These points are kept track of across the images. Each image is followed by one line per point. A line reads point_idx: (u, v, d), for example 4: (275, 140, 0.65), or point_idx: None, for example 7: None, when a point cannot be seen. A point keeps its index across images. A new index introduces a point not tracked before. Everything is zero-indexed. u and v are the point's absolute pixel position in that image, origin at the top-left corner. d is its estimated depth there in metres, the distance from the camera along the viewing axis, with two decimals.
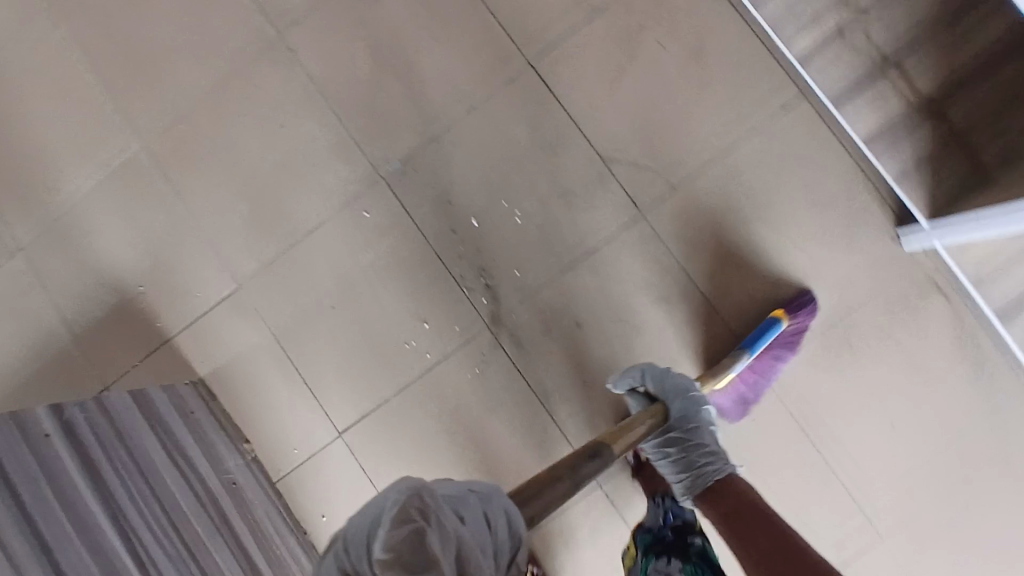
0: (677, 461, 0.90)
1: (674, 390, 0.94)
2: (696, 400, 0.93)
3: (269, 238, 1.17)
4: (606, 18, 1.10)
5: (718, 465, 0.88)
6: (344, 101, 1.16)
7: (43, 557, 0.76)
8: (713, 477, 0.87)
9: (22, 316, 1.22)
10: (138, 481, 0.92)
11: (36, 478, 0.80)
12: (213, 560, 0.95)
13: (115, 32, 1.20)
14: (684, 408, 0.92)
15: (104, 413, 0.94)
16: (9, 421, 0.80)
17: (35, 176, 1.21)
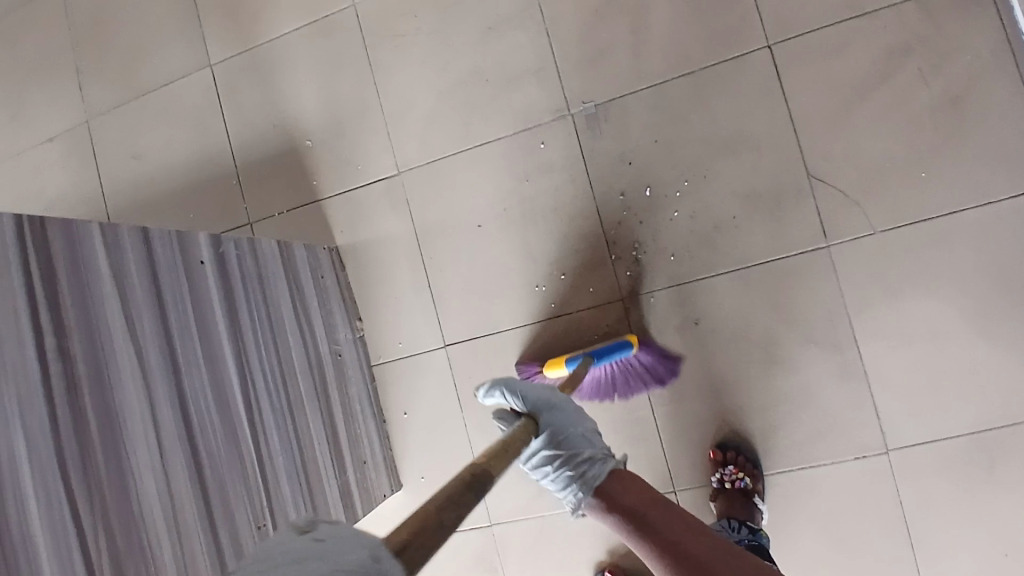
0: (561, 473, 0.80)
1: (543, 404, 0.84)
2: (563, 411, 0.84)
3: (442, 138, 1.16)
4: (870, 29, 1.00)
5: (599, 460, 0.80)
6: (561, 26, 1.10)
7: (173, 378, 0.77)
8: (594, 475, 0.78)
9: (200, 133, 1.28)
10: (265, 329, 0.95)
11: (184, 300, 0.81)
12: (306, 422, 0.99)
13: None
14: (555, 421, 0.83)
15: (253, 256, 0.96)
16: (174, 239, 0.81)
17: (250, 5, 1.25)
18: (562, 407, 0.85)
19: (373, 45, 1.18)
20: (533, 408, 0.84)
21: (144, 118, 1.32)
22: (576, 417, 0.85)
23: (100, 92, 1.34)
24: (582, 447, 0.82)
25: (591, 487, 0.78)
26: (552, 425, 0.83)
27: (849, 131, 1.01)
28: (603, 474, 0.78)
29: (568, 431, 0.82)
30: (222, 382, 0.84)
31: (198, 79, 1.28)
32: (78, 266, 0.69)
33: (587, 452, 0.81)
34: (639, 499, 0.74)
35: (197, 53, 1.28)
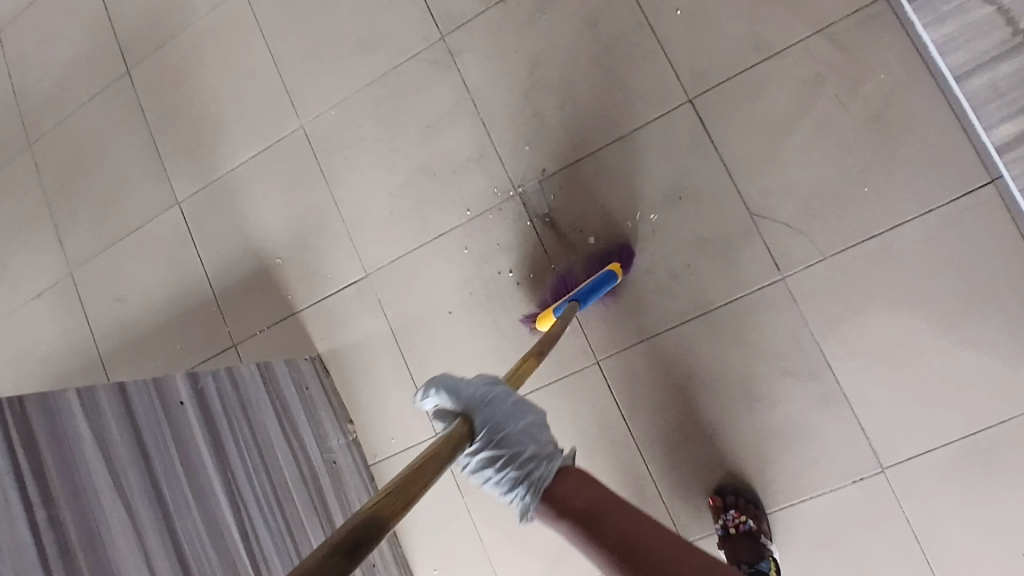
0: (502, 476, 0.68)
1: (476, 400, 0.69)
2: (499, 405, 0.69)
3: (402, 235, 1.21)
4: (782, 68, 1.04)
5: (544, 457, 0.69)
6: (495, 113, 1.16)
7: (165, 524, 0.79)
8: (541, 476, 0.68)
9: (175, 267, 1.34)
10: (253, 455, 0.98)
11: (168, 444, 0.84)
12: (306, 536, 1.00)
13: (296, 17, 1.26)
14: (491, 417, 0.68)
15: (232, 385, 1.00)
16: (149, 388, 0.85)
17: (205, 141, 1.32)
18: (494, 401, 0.69)
19: (323, 160, 1.25)
20: (463, 400, 0.69)
21: (121, 261, 1.38)
22: (517, 411, 0.70)
23: (79, 243, 1.41)
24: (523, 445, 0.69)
25: (537, 487, 0.67)
26: (489, 422, 0.69)
27: (783, 166, 1.05)
28: (552, 474, 0.68)
29: (501, 422, 0.69)
30: (219, 531, 0.86)
31: (167, 217, 1.35)
32: (59, 438, 0.72)
33: (531, 448, 0.69)
34: (590, 499, 0.65)
35: (162, 192, 1.35)
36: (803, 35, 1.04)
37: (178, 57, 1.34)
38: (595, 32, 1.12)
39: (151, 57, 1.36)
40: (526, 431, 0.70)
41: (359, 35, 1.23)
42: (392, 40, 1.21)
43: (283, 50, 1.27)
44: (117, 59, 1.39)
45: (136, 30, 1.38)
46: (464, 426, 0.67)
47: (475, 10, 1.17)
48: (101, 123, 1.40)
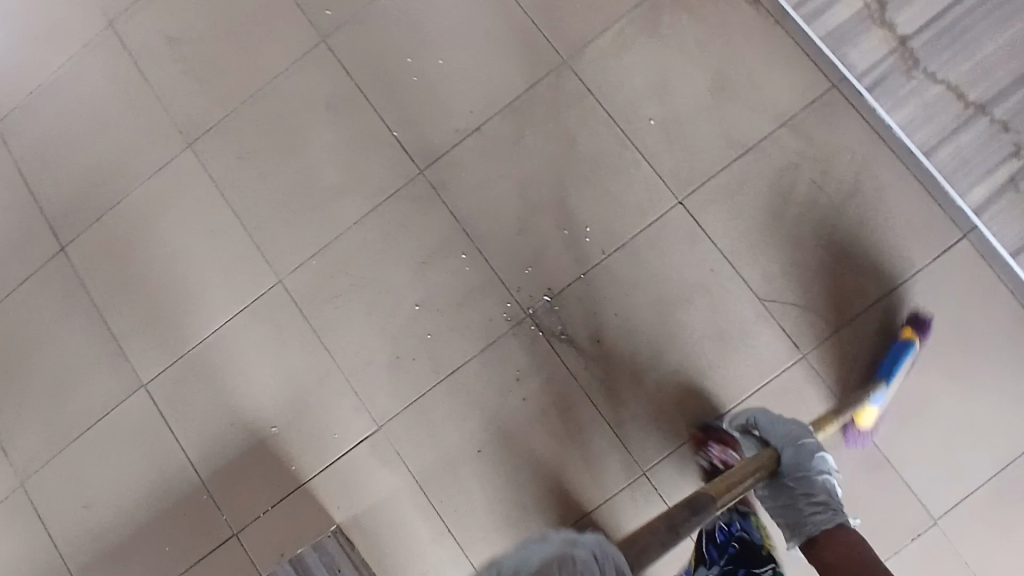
0: (772, 504, 0.89)
1: (789, 438, 0.90)
2: (812, 443, 0.89)
3: (412, 377, 1.15)
4: (759, 158, 1.10)
5: (822, 507, 0.83)
6: (489, 239, 1.15)
7: None
8: (822, 520, 0.82)
9: (149, 457, 1.18)
10: None
11: None
12: None
13: (256, 170, 1.21)
14: (792, 459, 0.89)
15: None
16: None
17: (168, 312, 1.21)
18: (807, 451, 0.89)
19: (312, 313, 1.17)
20: (775, 441, 0.92)
21: (81, 465, 1.20)
22: (792, 441, 0.90)
23: (25, 448, 1.23)
24: (811, 484, 0.86)
25: (813, 531, 0.82)
26: (791, 464, 0.89)
27: (780, 249, 1.09)
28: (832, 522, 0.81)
29: (802, 470, 0.88)
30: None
31: (133, 401, 1.20)
32: None
33: (823, 495, 0.85)
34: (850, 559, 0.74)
35: (123, 375, 1.20)
36: (771, 127, 1.10)
37: (127, 227, 1.24)
38: (575, 150, 1.15)
39: (92, 232, 1.25)
40: (816, 485, 0.86)
41: (331, 181, 1.19)
42: (370, 181, 1.18)
43: (248, 204, 1.21)
44: (51, 239, 1.26)
45: (69, 205, 1.26)
46: (769, 456, 0.90)
47: (451, 141, 1.17)
48: (39, 310, 1.25)
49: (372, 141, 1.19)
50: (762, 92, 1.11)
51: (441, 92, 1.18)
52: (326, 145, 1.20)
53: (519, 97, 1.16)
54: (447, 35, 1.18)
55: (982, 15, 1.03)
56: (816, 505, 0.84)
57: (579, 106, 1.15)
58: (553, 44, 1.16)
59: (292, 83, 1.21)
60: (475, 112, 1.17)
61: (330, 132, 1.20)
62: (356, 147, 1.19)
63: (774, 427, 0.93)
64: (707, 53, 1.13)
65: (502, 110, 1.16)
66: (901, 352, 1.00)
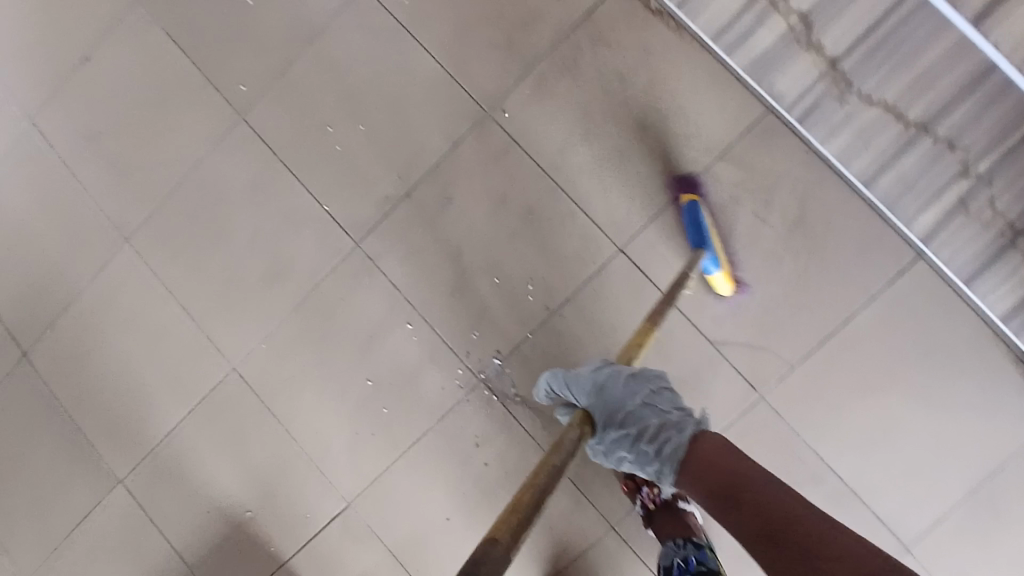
0: (634, 453, 0.80)
1: (596, 385, 0.86)
2: (614, 386, 0.84)
3: (372, 454, 1.15)
4: (695, 195, 1.05)
5: (678, 424, 0.78)
6: (430, 307, 1.13)
7: None
8: (677, 446, 0.75)
9: (138, 554, 1.23)
10: None
11: None
12: None
13: (192, 261, 1.20)
14: (608, 399, 0.84)
15: None
16: None
17: (129, 411, 1.22)
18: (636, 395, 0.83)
19: (267, 399, 1.18)
20: (585, 399, 0.87)
21: (76, 565, 1.25)
22: (628, 383, 0.84)
23: (25, 553, 1.28)
24: (644, 414, 0.81)
25: (677, 449, 0.75)
26: (608, 408, 0.84)
27: (727, 287, 1.05)
28: (687, 438, 0.75)
29: (623, 410, 0.82)
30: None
31: (114, 501, 1.23)
32: None
33: (655, 420, 0.80)
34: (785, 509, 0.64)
35: (100, 477, 1.24)
36: (705, 162, 1.05)
37: (79, 329, 1.25)
38: (507, 206, 1.11)
39: (48, 337, 1.26)
40: (641, 406, 0.81)
41: (266, 263, 1.18)
42: (305, 260, 1.17)
43: (190, 296, 1.20)
44: (11, 347, 1.28)
45: (23, 312, 1.27)
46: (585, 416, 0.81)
47: (380, 211, 1.14)
48: (12, 418, 1.28)
49: (302, 219, 1.17)
50: (691, 124, 1.05)
51: (365, 161, 1.15)
52: (256, 227, 1.18)
53: (443, 158, 1.13)
54: (363, 99, 1.15)
55: (919, 22, 0.92)
56: (662, 424, 0.78)
57: (505, 159, 1.11)
58: (472, 96, 1.12)
59: (214, 165, 1.19)
60: (401, 178, 1.14)
61: (258, 214, 1.18)
62: (286, 227, 1.17)
63: (572, 385, 0.90)
64: (630, 89, 1.07)
65: (428, 173, 1.13)
66: (692, 214, 0.99)
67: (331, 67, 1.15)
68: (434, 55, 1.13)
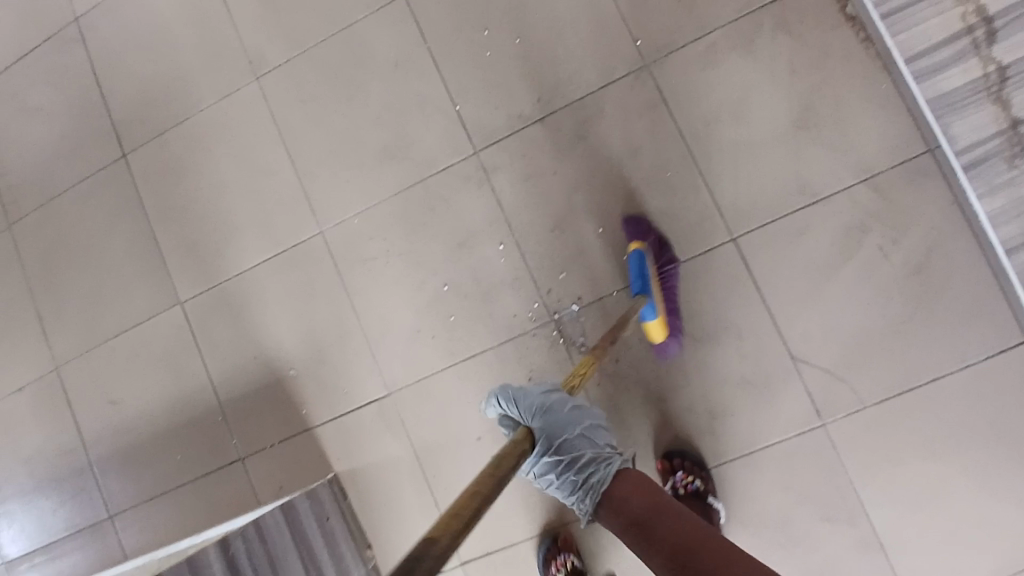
0: (565, 481, 0.79)
1: (540, 408, 0.80)
2: (557, 411, 0.80)
3: (427, 354, 1.17)
4: (826, 210, 1.04)
5: (606, 461, 0.79)
6: (528, 234, 1.13)
7: None
8: (603, 477, 0.78)
9: (175, 372, 1.26)
10: None
11: None
12: None
13: (314, 116, 1.20)
14: (549, 424, 0.80)
15: (262, 540, 0.94)
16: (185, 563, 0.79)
17: (209, 238, 1.24)
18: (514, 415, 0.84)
19: (343, 270, 1.19)
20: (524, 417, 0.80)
21: (115, 364, 1.30)
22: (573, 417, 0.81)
23: (66, 338, 1.32)
24: (581, 447, 0.80)
25: (594, 486, 0.77)
26: (548, 430, 0.80)
27: (826, 310, 1.04)
28: (610, 474, 0.78)
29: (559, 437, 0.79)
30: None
31: (168, 318, 1.26)
32: None
33: (587, 453, 0.80)
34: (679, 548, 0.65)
35: (163, 292, 1.27)
36: (846, 182, 1.04)
37: (184, 145, 1.26)
38: (637, 161, 1.09)
39: (152, 146, 1.27)
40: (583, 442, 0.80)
41: (384, 142, 1.18)
42: (422, 150, 1.17)
43: (301, 149, 1.21)
44: (112, 143, 1.30)
45: (134, 113, 1.28)
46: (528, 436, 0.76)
47: (510, 127, 1.14)
48: (93, 211, 1.31)
49: (432, 110, 1.16)
50: (845, 140, 1.04)
51: (511, 73, 1.14)
52: (386, 104, 1.18)
53: (588, 94, 1.11)
54: (530, 14, 1.13)
55: None
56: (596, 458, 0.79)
57: (650, 116, 1.09)
58: (638, 43, 1.10)
59: (363, 31, 1.18)
60: (540, 101, 1.13)
61: (392, 91, 1.17)
62: (415, 113, 1.17)
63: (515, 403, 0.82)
64: (798, 86, 1.05)
65: (569, 104, 1.12)
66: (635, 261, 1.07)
67: None
68: None
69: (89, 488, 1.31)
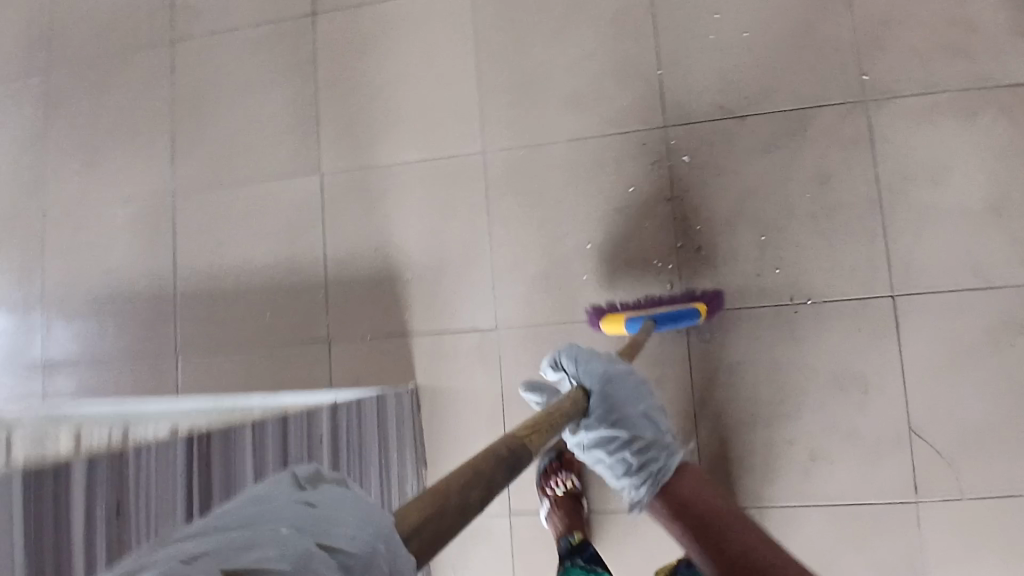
0: (622, 459, 0.84)
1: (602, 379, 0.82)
2: (621, 382, 0.84)
3: (545, 302, 1.15)
4: (992, 299, 1.03)
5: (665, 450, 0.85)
6: (689, 221, 1.11)
7: None
8: (663, 467, 0.84)
9: (291, 237, 1.26)
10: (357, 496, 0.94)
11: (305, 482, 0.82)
12: None
13: (515, 39, 1.19)
14: (613, 395, 0.83)
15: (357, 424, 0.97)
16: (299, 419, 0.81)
17: (371, 120, 1.24)
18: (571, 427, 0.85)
19: (492, 194, 1.18)
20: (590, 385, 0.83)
21: (232, 208, 1.29)
22: (634, 389, 0.84)
23: (193, 168, 1.32)
24: (642, 430, 0.84)
25: (655, 478, 0.83)
26: (611, 403, 0.83)
27: (957, 393, 1.03)
28: (669, 467, 0.84)
29: (624, 412, 0.83)
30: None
31: (303, 183, 1.26)
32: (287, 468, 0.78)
33: (646, 439, 0.84)
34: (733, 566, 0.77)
35: (307, 157, 1.26)
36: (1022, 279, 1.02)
37: (376, 24, 1.25)
38: (820, 191, 1.08)
39: (345, 15, 1.27)
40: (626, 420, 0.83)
41: (576, 86, 1.17)
42: (611, 106, 1.15)
43: (492, 67, 1.20)
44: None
45: None
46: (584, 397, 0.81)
47: (708, 114, 1.12)
48: (265, 57, 1.30)
49: (636, 72, 1.15)
50: None
51: (723, 65, 1.13)
52: (592, 50, 1.17)
53: (797, 110, 1.10)
54: (763, 14, 1.12)
55: None
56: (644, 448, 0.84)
57: (848, 152, 1.08)
58: (863, 78, 1.08)
59: None
60: (747, 100, 1.11)
61: (602, 40, 1.16)
62: (617, 68, 1.16)
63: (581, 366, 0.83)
64: (1007, 172, 1.04)
65: (773, 113, 1.10)
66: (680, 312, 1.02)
67: None
68: (854, 20, 1.09)
69: (162, 316, 1.30)
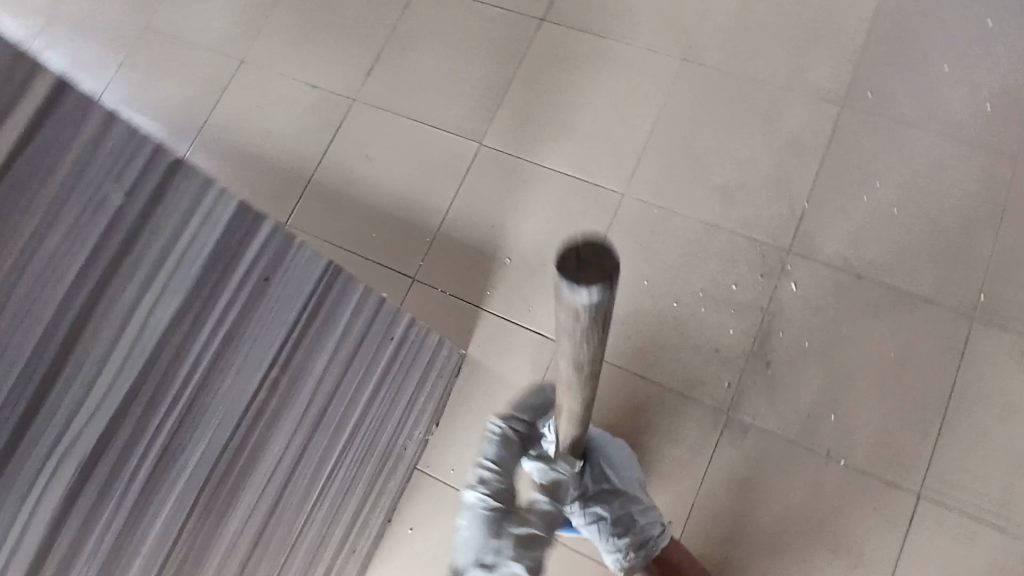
0: (618, 523, 1.00)
1: (600, 449, 1.07)
2: (617, 456, 1.07)
3: (610, 340, 1.23)
4: (1011, 545, 1.04)
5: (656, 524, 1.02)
6: (770, 337, 1.18)
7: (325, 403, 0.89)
8: (655, 535, 1.01)
9: (428, 181, 1.38)
10: (376, 401, 1.00)
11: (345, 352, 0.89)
12: (345, 483, 1.02)
13: (696, 120, 1.32)
14: (609, 463, 1.06)
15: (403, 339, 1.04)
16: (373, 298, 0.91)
17: (544, 124, 1.37)
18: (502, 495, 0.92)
19: (612, 231, 1.29)
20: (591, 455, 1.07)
21: (393, 134, 1.42)
22: (630, 465, 1.07)
23: (378, 88, 1.46)
24: (635, 496, 1.03)
25: (646, 541, 1.01)
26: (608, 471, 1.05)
27: None
28: (662, 538, 1.01)
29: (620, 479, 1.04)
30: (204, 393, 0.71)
31: (463, 145, 1.39)
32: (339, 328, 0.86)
33: (638, 506, 1.02)
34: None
35: (477, 127, 1.40)
36: None
37: (588, 54, 1.40)
38: (896, 370, 1.14)
39: (567, 35, 1.42)
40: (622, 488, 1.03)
41: (728, 181, 1.27)
42: (749, 211, 1.25)
43: (665, 132, 1.33)
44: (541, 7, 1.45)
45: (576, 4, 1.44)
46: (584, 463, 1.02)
47: (830, 259, 1.20)
48: (484, 33, 1.46)
49: (785, 195, 1.25)
50: None
51: (864, 225, 1.21)
52: (756, 160, 1.28)
53: (910, 293, 1.17)
54: (917, 201, 1.21)
55: None
56: (643, 508, 1.02)
57: (938, 350, 1.13)
58: (980, 297, 1.15)
59: (788, 104, 1.30)
60: (870, 264, 1.19)
61: (767, 157, 1.28)
62: (770, 184, 1.26)
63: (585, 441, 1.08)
64: None
65: (886, 286, 1.18)
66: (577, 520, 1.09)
67: (924, 162, 1.23)
68: (994, 246, 1.17)
69: (287, 189, 1.43)
